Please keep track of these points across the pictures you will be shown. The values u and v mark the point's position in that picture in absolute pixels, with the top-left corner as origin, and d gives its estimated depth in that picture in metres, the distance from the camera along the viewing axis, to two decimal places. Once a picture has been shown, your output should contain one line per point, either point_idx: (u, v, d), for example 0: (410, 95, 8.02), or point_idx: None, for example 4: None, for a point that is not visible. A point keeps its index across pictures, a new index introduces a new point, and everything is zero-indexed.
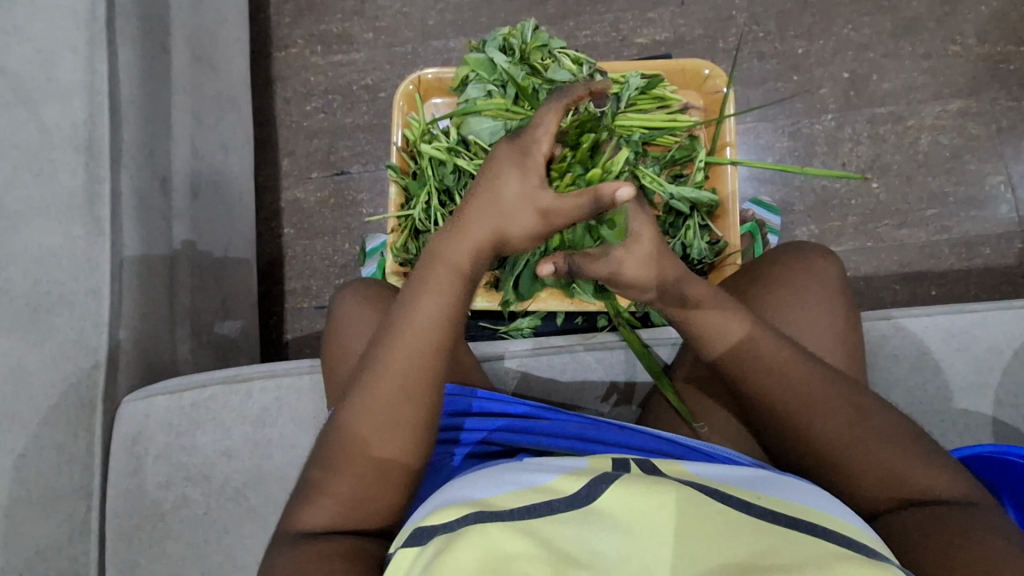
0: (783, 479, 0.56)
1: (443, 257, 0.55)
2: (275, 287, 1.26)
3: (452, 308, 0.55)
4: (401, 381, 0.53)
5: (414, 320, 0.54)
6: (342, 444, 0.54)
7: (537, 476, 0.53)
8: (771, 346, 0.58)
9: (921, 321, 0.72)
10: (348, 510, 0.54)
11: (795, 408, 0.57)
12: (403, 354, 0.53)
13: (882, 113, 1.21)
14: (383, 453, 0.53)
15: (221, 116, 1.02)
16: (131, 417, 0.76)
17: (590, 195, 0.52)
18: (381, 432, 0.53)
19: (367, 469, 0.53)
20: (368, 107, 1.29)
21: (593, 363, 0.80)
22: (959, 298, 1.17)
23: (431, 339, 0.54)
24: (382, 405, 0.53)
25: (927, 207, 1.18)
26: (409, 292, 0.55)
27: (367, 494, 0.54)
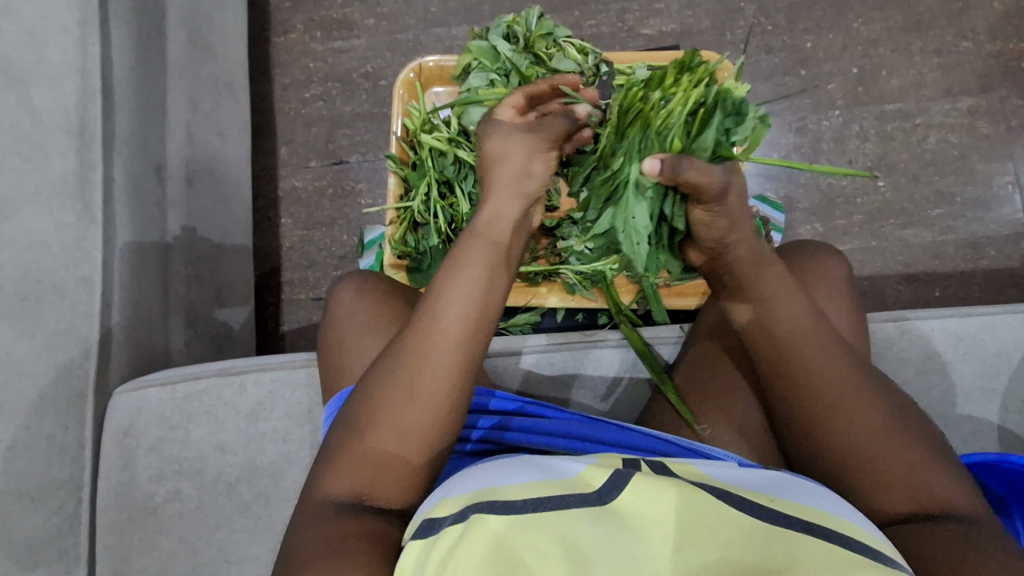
0: (795, 481, 0.54)
1: (477, 234, 0.55)
2: (271, 278, 1.24)
3: (481, 283, 0.53)
4: (434, 360, 0.52)
5: (449, 299, 0.53)
6: (364, 415, 0.53)
7: (556, 467, 0.51)
8: (794, 336, 0.57)
9: (928, 323, 0.71)
10: (366, 480, 0.52)
11: (813, 404, 0.56)
12: (439, 333, 0.52)
13: (890, 110, 1.19)
14: (408, 431, 0.51)
15: (218, 101, 1.00)
16: (123, 409, 0.75)
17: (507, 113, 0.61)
18: (407, 408, 0.51)
19: (389, 444, 0.52)
20: (368, 96, 1.27)
21: (593, 361, 0.78)
22: (964, 300, 1.15)
23: (459, 309, 0.53)
24: (412, 382, 0.52)
25: (933, 207, 1.17)
26: (445, 268, 0.55)
27: (385, 463, 0.52)
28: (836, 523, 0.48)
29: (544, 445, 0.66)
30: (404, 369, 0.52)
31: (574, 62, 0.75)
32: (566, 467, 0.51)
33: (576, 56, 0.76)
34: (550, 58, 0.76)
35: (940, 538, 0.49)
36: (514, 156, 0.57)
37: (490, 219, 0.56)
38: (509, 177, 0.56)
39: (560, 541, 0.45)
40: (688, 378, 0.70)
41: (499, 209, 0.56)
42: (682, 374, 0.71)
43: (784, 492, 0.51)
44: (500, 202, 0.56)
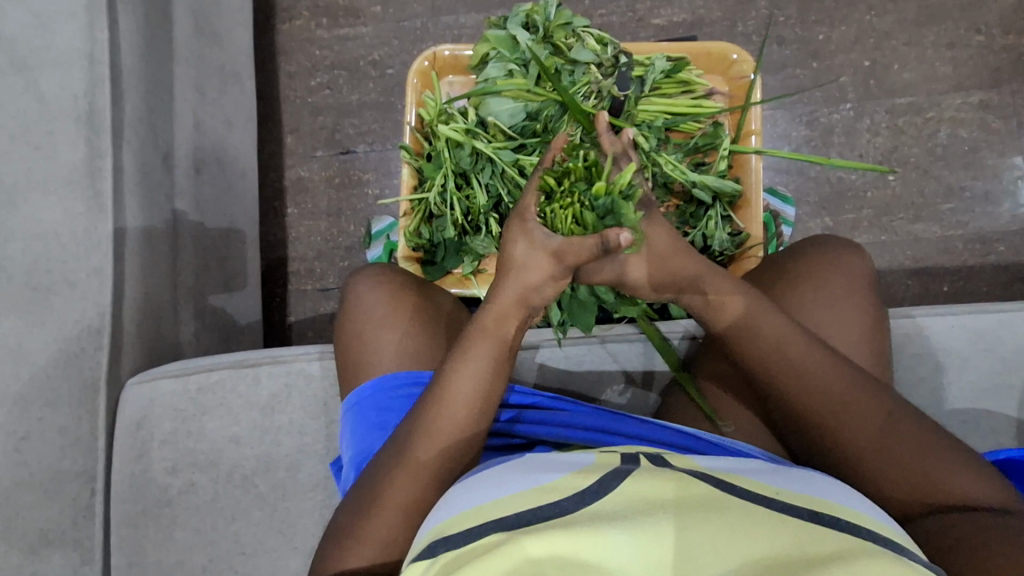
0: (809, 477, 0.53)
1: (485, 329, 0.57)
2: (278, 268, 1.23)
3: (487, 373, 0.57)
4: (448, 439, 0.56)
5: (460, 385, 0.56)
6: (384, 485, 0.55)
7: (547, 471, 0.51)
8: (771, 359, 0.57)
9: (947, 320, 0.71)
10: (374, 554, 0.53)
11: (820, 406, 0.56)
12: (451, 415, 0.56)
13: (902, 104, 1.19)
14: (425, 501, 0.55)
15: (224, 88, 0.99)
16: (136, 401, 0.74)
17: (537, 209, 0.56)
18: (426, 482, 0.55)
19: (407, 519, 0.54)
20: (375, 85, 1.25)
21: (609, 356, 0.78)
22: (973, 295, 1.15)
23: (468, 396, 0.56)
24: (429, 461, 0.55)
25: (942, 201, 1.17)
26: (453, 358, 0.57)
27: (392, 537, 0.53)
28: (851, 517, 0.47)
29: (560, 439, 0.65)
30: (422, 447, 0.55)
31: (592, 52, 0.75)
32: (556, 471, 0.51)
33: (594, 46, 0.75)
34: (569, 49, 0.75)
35: (959, 530, 0.49)
36: (529, 269, 0.55)
37: (497, 313, 0.57)
38: (513, 285, 0.56)
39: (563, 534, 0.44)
40: (710, 375, 0.70)
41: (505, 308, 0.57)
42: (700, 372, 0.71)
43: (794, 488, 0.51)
44: (504, 304, 0.56)
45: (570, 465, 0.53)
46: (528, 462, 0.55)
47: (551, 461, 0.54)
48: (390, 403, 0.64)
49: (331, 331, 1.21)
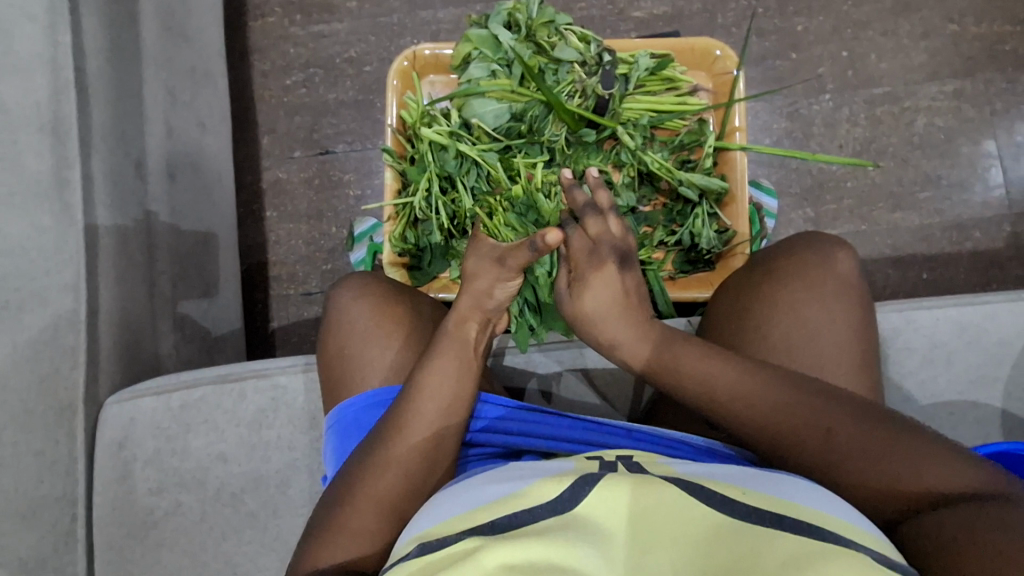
0: (787, 480, 0.52)
1: (453, 333, 0.61)
2: (259, 273, 1.20)
3: (455, 377, 0.59)
4: (415, 442, 0.57)
5: (427, 389, 0.58)
6: (355, 483, 0.56)
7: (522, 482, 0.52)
8: (713, 400, 0.58)
9: (933, 314, 0.72)
10: (345, 544, 0.54)
11: (780, 421, 0.55)
12: (418, 419, 0.58)
13: (879, 93, 1.20)
14: (392, 503, 0.55)
15: (196, 89, 0.96)
16: (116, 421, 0.72)
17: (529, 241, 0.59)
18: (393, 484, 0.56)
19: (377, 521, 0.55)
20: (352, 83, 1.22)
21: (600, 357, 0.79)
22: (951, 281, 1.17)
23: (439, 400, 0.58)
24: (394, 466, 0.56)
25: (920, 190, 1.19)
26: (425, 362, 0.60)
27: (363, 530, 0.55)
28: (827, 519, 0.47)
29: (546, 449, 0.66)
30: (388, 449, 0.57)
31: (577, 51, 0.73)
32: (529, 480, 0.52)
33: (578, 45, 0.74)
34: (553, 48, 0.74)
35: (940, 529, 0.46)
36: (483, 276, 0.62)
37: (462, 318, 0.62)
38: (473, 291, 0.62)
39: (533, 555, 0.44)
40: None
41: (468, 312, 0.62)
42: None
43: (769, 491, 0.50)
44: (464, 308, 0.62)
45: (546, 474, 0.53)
46: (505, 472, 0.55)
47: (525, 470, 0.54)
48: (372, 419, 0.63)
49: (315, 337, 1.19)
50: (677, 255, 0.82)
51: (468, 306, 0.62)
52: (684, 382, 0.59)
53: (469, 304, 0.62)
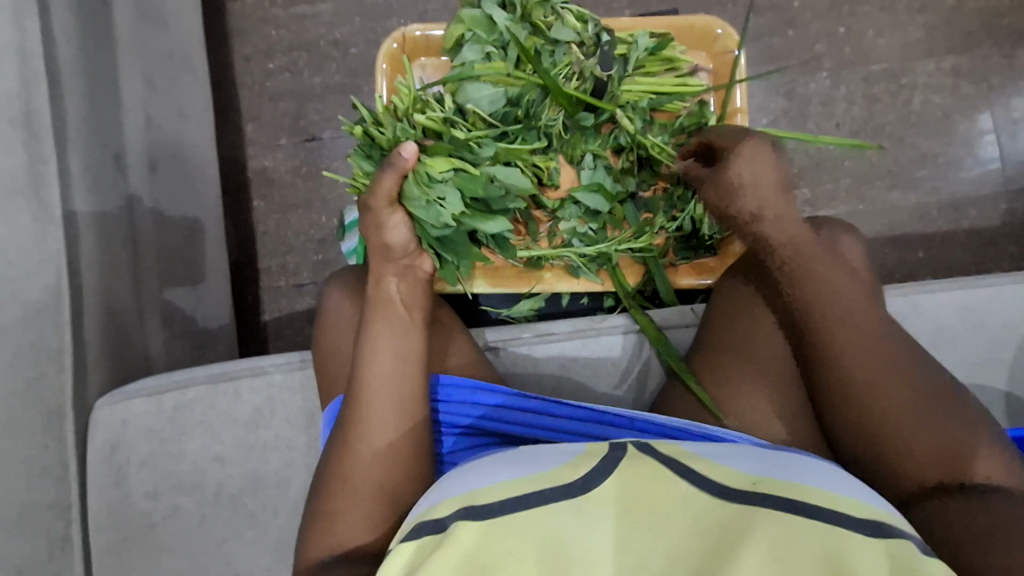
0: (784, 461, 0.54)
1: (381, 299, 0.64)
2: (248, 265, 1.17)
3: (397, 339, 0.62)
4: (378, 417, 0.58)
5: (372, 360, 0.60)
6: (339, 474, 0.57)
7: (536, 464, 0.52)
8: (853, 327, 0.62)
9: (939, 297, 0.72)
10: (350, 531, 0.56)
11: (870, 354, 0.61)
12: (372, 392, 0.59)
13: (877, 71, 1.18)
14: (382, 484, 0.57)
15: (175, 76, 0.92)
16: (108, 424, 0.70)
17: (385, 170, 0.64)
18: (373, 465, 0.57)
19: (372, 505, 0.56)
20: (339, 66, 1.18)
21: (605, 349, 0.77)
22: (948, 260, 1.17)
23: (387, 364, 0.60)
24: (363, 442, 0.58)
25: (917, 168, 1.18)
26: (365, 334, 0.62)
27: (362, 515, 0.56)
28: (835, 500, 0.49)
29: (545, 437, 0.66)
30: (354, 428, 0.58)
31: (574, 31, 0.70)
32: (545, 465, 0.52)
33: (575, 24, 0.71)
34: (549, 28, 0.71)
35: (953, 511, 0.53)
36: (382, 231, 0.66)
37: (383, 284, 0.65)
38: (376, 247, 0.66)
39: (542, 536, 0.46)
40: (705, 363, 0.70)
41: (384, 274, 0.66)
42: (698, 364, 0.71)
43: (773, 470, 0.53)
44: (378, 266, 0.66)
45: (561, 457, 0.53)
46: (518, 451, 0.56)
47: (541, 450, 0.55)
48: None
49: (308, 329, 1.16)
50: (677, 241, 0.81)
51: (379, 263, 0.66)
52: (847, 311, 0.63)
53: (381, 261, 0.66)
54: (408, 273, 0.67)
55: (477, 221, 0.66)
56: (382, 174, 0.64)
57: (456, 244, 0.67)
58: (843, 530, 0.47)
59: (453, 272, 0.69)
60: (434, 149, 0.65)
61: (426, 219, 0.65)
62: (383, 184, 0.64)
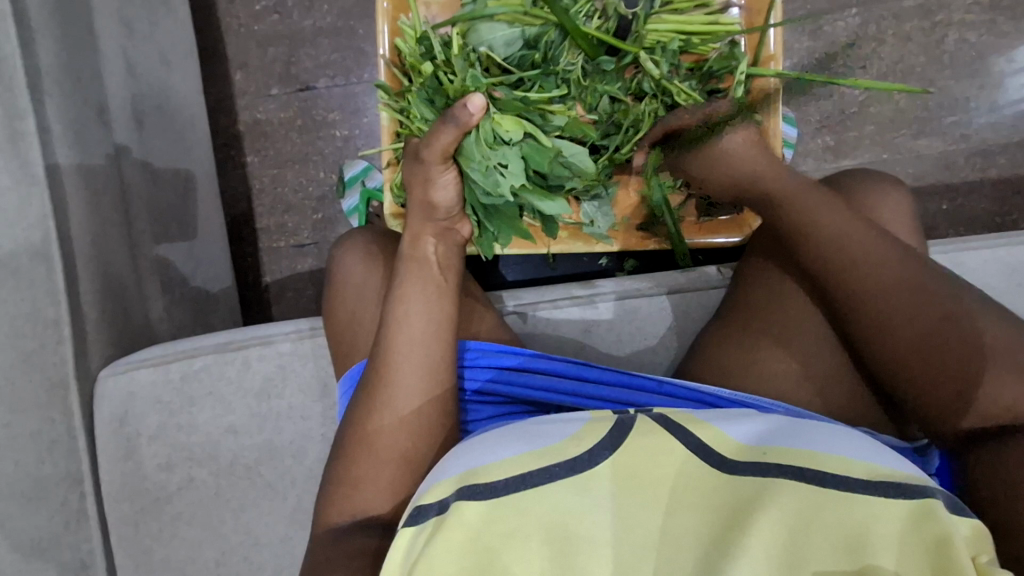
0: (802, 424, 0.52)
1: (415, 259, 0.61)
2: (245, 225, 1.12)
3: (432, 306, 0.59)
4: (407, 384, 0.56)
5: (403, 325, 0.57)
6: (357, 440, 0.55)
7: (542, 436, 0.50)
8: (865, 261, 0.58)
9: (981, 255, 0.70)
10: (368, 497, 0.54)
11: (897, 286, 0.57)
12: (401, 358, 0.57)
13: (910, 6, 1.10)
14: (405, 452, 0.55)
15: (154, 21, 0.86)
16: (113, 396, 0.67)
17: (448, 118, 0.58)
18: (397, 431, 0.55)
19: (394, 473, 0.55)
20: (331, 6, 1.09)
21: (627, 315, 0.74)
22: (972, 211, 1.13)
23: (422, 329, 0.58)
24: (389, 408, 0.56)
25: (946, 114, 1.12)
26: (395, 296, 0.59)
27: (382, 481, 0.54)
28: (845, 464, 0.46)
29: (571, 404, 0.64)
30: (380, 394, 0.56)
31: None
32: (548, 439, 0.49)
33: None
34: None
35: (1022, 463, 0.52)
36: (423, 188, 0.63)
37: (418, 244, 0.62)
38: (418, 204, 0.63)
39: (549, 517, 0.45)
40: (726, 332, 0.68)
41: (418, 232, 0.63)
42: (714, 335, 0.69)
43: (793, 436, 0.49)
44: (416, 225, 0.64)
45: (566, 428, 0.50)
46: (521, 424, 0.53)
47: (549, 421, 0.52)
48: None
49: (311, 291, 1.13)
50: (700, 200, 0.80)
51: (418, 222, 0.63)
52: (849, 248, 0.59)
53: (420, 221, 0.64)
54: (446, 236, 0.65)
55: (534, 197, 0.62)
56: (442, 128, 0.58)
57: (502, 214, 0.63)
58: (857, 497, 0.44)
59: (490, 241, 0.66)
60: (503, 105, 0.59)
61: (482, 185, 0.61)
62: (443, 141, 0.59)
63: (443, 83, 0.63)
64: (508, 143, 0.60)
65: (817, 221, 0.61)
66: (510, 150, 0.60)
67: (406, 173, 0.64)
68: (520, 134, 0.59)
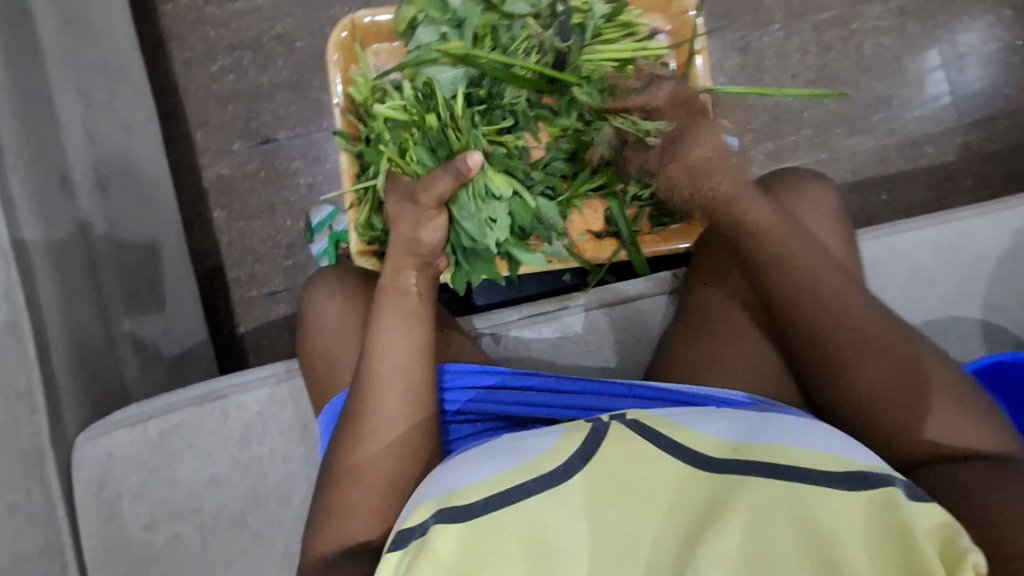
0: (782, 421, 0.54)
1: (390, 290, 0.62)
2: (215, 278, 1.13)
3: (413, 335, 0.60)
4: (392, 411, 0.57)
5: (385, 355, 0.59)
6: (345, 468, 0.56)
7: (520, 451, 0.51)
8: (805, 287, 0.60)
9: (911, 237, 0.75)
10: (358, 524, 0.55)
11: (838, 309, 0.59)
12: (384, 386, 0.58)
13: (826, 18, 1.19)
14: (393, 477, 0.56)
15: (111, 90, 0.88)
16: (91, 459, 0.67)
17: (449, 169, 0.59)
18: (383, 456, 0.56)
19: (383, 497, 0.56)
20: (284, 63, 1.14)
21: (592, 325, 0.77)
22: (911, 198, 1.20)
23: (405, 359, 0.59)
24: (376, 434, 0.57)
25: (873, 112, 1.20)
26: (378, 327, 0.60)
27: (371, 506, 0.56)
28: (817, 459, 0.49)
29: (546, 416, 0.66)
30: (366, 421, 0.57)
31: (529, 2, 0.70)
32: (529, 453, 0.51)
33: None
34: None
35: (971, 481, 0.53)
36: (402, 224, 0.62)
37: (395, 275, 0.62)
38: (403, 239, 0.62)
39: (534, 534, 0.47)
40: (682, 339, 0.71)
41: (395, 264, 0.63)
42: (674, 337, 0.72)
43: (764, 434, 0.52)
44: (398, 258, 0.63)
45: (543, 441, 0.52)
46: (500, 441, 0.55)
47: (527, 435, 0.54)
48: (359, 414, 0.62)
49: (287, 337, 1.13)
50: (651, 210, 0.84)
51: (400, 255, 0.62)
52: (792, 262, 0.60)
53: (401, 254, 0.63)
54: (427, 269, 0.64)
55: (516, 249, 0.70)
56: (442, 176, 0.59)
57: (481, 260, 0.68)
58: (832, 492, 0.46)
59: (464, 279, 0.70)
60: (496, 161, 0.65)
61: (470, 233, 0.65)
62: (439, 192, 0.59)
63: (449, 139, 0.64)
64: (497, 197, 0.66)
65: (781, 244, 0.60)
66: (498, 205, 0.66)
67: (391, 210, 0.63)
68: (509, 191, 0.66)
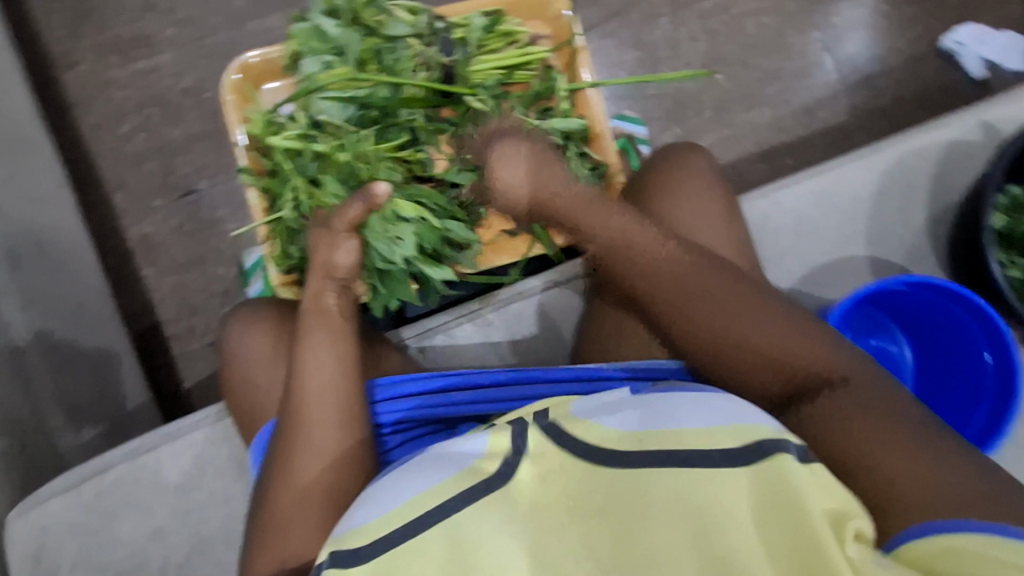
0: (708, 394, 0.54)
1: (312, 312, 0.62)
2: (151, 337, 1.11)
3: (338, 353, 0.61)
4: (321, 428, 0.58)
5: (311, 375, 0.59)
6: (277, 490, 0.56)
7: (452, 463, 0.50)
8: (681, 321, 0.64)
9: (794, 190, 0.82)
10: (294, 547, 0.54)
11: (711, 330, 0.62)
12: (314, 405, 0.58)
13: (708, 6, 1.27)
14: (329, 493, 0.56)
15: (14, 162, 0.87)
16: (24, 533, 0.65)
17: (359, 195, 0.61)
18: (317, 473, 0.57)
19: (319, 515, 0.56)
20: (196, 114, 1.14)
21: (515, 319, 0.81)
22: (814, 160, 1.28)
23: (331, 378, 0.59)
24: (309, 452, 0.57)
25: (767, 86, 1.28)
26: (303, 348, 0.60)
27: (307, 526, 0.55)
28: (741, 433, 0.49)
29: (473, 412, 0.67)
30: (296, 443, 0.57)
31: (408, 25, 0.72)
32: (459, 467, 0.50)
33: (407, 18, 0.73)
34: (383, 25, 0.72)
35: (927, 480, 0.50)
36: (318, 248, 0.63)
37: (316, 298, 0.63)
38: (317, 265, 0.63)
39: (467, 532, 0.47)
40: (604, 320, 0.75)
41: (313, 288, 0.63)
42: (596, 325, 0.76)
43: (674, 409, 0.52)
44: (314, 282, 0.63)
45: (476, 450, 0.51)
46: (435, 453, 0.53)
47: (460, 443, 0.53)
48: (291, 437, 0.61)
49: None
50: None
51: (317, 280, 0.63)
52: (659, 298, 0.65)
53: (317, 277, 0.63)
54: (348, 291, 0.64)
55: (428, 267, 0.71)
56: (351, 203, 0.62)
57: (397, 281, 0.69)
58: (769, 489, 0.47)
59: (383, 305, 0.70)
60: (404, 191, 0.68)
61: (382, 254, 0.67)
62: (353, 219, 0.62)
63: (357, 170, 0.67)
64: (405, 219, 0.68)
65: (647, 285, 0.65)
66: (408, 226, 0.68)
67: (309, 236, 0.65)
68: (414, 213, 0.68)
